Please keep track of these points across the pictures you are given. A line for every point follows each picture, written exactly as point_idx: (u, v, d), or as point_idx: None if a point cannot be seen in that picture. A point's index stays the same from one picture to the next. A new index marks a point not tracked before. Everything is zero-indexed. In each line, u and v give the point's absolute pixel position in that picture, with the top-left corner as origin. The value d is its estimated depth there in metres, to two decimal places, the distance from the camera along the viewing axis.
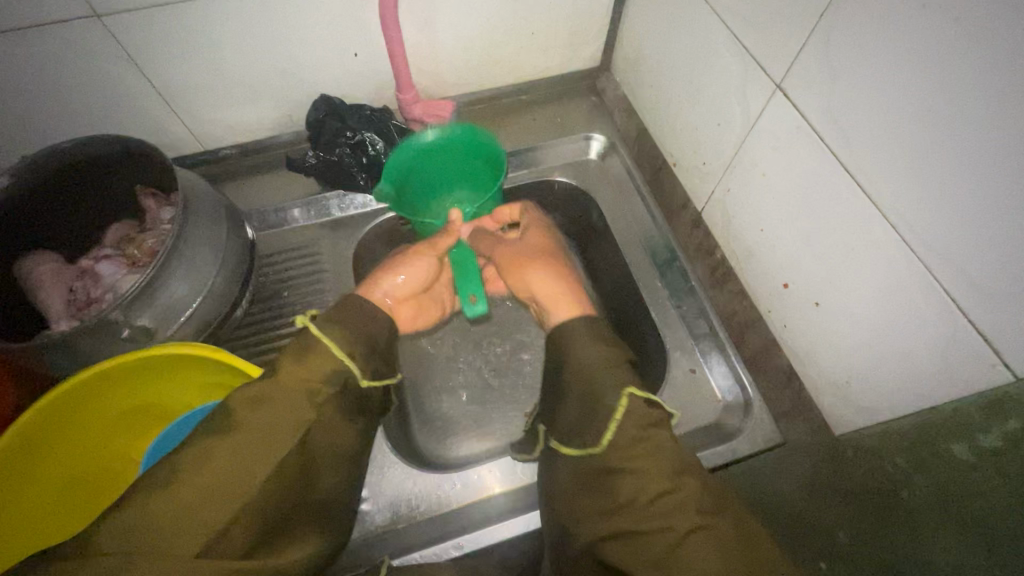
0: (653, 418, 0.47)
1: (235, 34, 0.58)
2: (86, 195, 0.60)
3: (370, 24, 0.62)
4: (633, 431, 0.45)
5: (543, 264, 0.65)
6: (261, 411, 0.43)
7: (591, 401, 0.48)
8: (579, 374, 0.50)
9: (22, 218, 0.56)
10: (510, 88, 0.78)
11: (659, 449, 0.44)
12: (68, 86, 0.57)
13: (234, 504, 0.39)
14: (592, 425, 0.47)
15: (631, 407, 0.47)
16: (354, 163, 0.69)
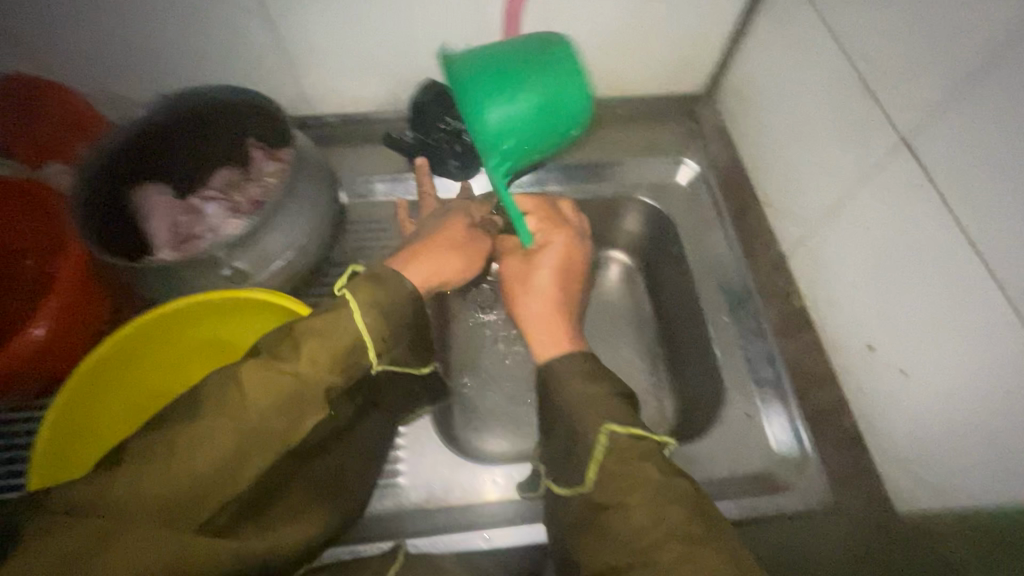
0: (638, 451, 0.46)
1: (364, 10, 0.61)
2: (205, 138, 0.64)
3: (491, 18, 0.64)
4: (615, 468, 0.45)
5: (539, 298, 0.60)
6: (264, 394, 0.39)
7: (575, 444, 0.49)
8: (569, 413, 0.50)
9: (149, 151, 0.61)
10: (608, 100, 0.78)
11: (640, 481, 0.44)
12: (206, 37, 0.61)
13: (227, 487, 0.38)
14: (581, 467, 0.47)
15: (611, 443, 0.46)
16: (447, 150, 0.71)
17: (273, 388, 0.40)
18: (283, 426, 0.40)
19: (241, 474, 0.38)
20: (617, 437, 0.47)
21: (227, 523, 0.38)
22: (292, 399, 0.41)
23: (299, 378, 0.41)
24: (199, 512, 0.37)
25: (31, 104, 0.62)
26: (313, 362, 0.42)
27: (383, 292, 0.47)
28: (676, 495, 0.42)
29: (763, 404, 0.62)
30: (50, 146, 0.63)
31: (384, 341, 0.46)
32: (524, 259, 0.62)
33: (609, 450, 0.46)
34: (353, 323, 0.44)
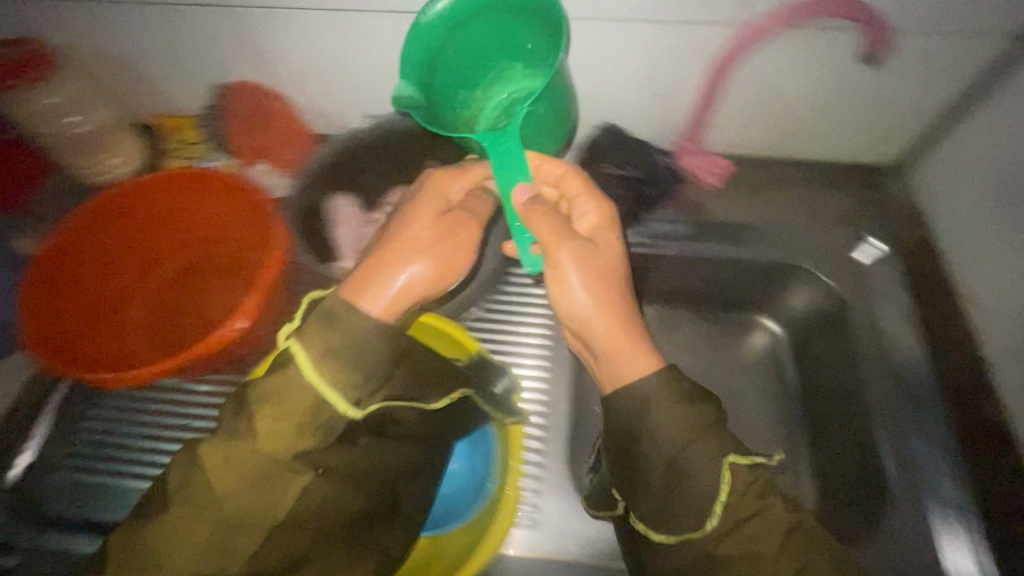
0: (756, 485, 0.44)
1: (565, 54, 0.62)
2: (394, 161, 0.69)
3: (687, 72, 0.62)
4: (742, 508, 0.43)
5: (586, 262, 0.52)
6: (234, 473, 0.41)
7: (675, 479, 0.44)
8: (664, 450, 0.45)
9: (348, 167, 0.66)
10: (784, 160, 0.74)
11: (767, 521, 0.43)
12: None
13: (226, 554, 0.41)
14: (689, 509, 0.44)
15: (732, 475, 0.44)
16: (625, 199, 0.70)
17: (232, 466, 0.41)
18: (265, 496, 0.42)
19: (247, 539, 0.42)
20: (738, 469, 0.44)
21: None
22: (261, 471, 0.42)
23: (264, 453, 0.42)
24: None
25: (252, 107, 0.69)
26: (272, 436, 0.42)
27: (335, 335, 0.43)
28: (802, 534, 0.43)
29: (943, 525, 0.56)
30: (260, 146, 0.70)
31: (350, 387, 0.43)
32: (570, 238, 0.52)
33: (734, 485, 0.43)
34: (310, 383, 0.42)
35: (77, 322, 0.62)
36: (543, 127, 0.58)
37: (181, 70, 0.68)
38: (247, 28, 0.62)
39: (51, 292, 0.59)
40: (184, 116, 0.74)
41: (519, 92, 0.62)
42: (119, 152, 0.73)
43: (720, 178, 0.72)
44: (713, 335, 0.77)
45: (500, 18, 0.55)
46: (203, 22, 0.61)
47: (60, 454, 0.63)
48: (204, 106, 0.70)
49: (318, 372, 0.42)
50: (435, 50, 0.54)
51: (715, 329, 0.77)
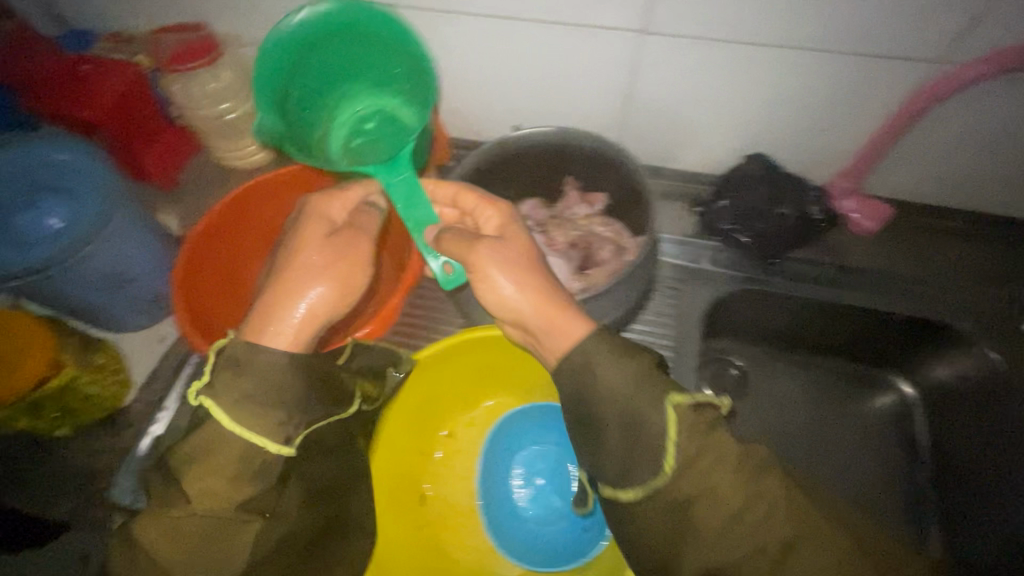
0: (704, 419, 0.40)
1: (736, 80, 0.58)
2: (531, 175, 0.65)
3: (868, 109, 0.58)
4: (690, 446, 0.39)
5: (502, 256, 0.47)
6: (175, 545, 0.38)
7: (631, 432, 0.41)
8: (612, 403, 0.41)
9: (485, 177, 0.62)
10: (944, 212, 0.68)
11: (718, 455, 0.39)
12: (559, 80, 0.62)
13: None
14: (645, 458, 0.40)
15: (679, 417, 0.39)
16: (773, 239, 0.66)
17: (181, 535, 0.38)
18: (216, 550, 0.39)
19: None
20: (681, 409, 0.40)
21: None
22: (208, 530, 0.39)
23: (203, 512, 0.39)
24: None
25: None
26: (205, 494, 0.39)
27: (251, 380, 0.40)
28: (760, 469, 0.39)
29: None
30: None
31: (257, 419, 0.40)
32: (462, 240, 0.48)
33: (682, 426, 0.39)
34: (230, 432, 0.39)
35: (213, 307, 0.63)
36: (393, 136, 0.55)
37: None
38: None
39: (196, 274, 0.61)
40: None
41: (385, 109, 0.57)
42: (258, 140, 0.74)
43: (881, 225, 0.67)
44: (832, 388, 0.71)
45: (349, 39, 0.52)
46: None
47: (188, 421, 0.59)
48: None
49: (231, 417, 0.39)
50: (285, 74, 0.51)
51: (835, 382, 0.72)
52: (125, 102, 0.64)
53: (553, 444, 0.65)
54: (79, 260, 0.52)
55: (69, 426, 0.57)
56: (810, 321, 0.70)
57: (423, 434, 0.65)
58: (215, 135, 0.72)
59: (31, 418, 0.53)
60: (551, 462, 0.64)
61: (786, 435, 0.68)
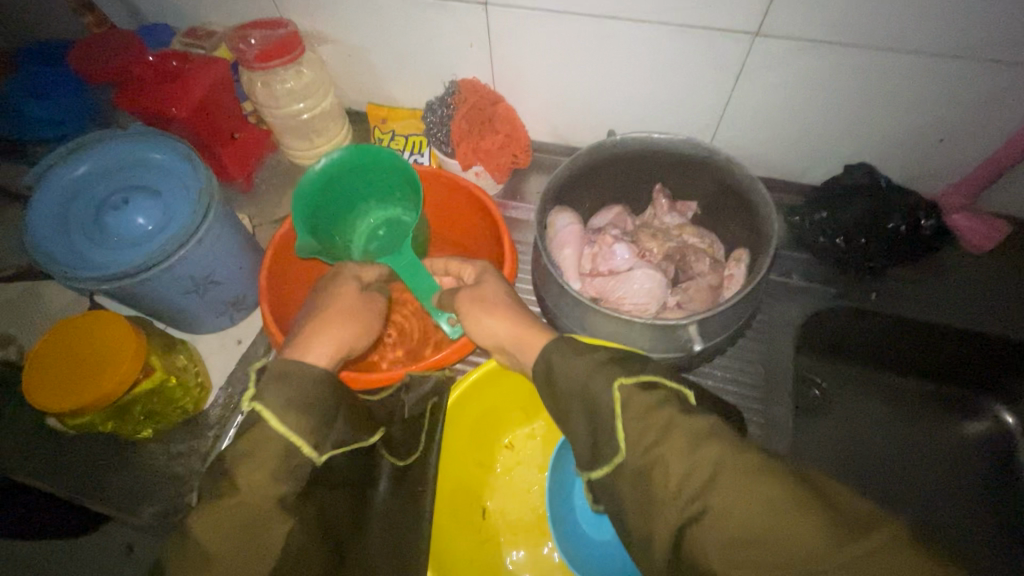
0: (656, 396, 0.35)
1: (853, 85, 0.55)
2: (626, 179, 0.63)
3: (995, 122, 0.54)
4: (636, 422, 0.35)
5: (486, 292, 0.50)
6: (221, 543, 0.32)
7: (596, 423, 0.37)
8: (575, 394, 0.39)
9: (578, 181, 0.60)
10: None
11: (667, 423, 0.34)
12: (659, 80, 0.60)
13: None
14: (608, 441, 0.36)
15: (624, 399, 0.36)
16: (876, 252, 0.63)
17: (229, 531, 0.33)
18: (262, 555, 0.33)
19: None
20: (627, 391, 0.36)
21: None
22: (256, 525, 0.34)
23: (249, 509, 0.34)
24: None
25: (480, 109, 0.65)
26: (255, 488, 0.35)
27: (294, 388, 0.38)
28: (714, 432, 0.32)
29: None
30: (479, 150, 0.65)
31: (302, 417, 0.37)
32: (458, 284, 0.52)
33: (624, 405, 0.36)
34: (278, 428, 0.36)
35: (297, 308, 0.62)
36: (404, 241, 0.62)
37: (411, 64, 0.66)
38: (500, 30, 0.59)
39: (282, 273, 0.59)
40: (398, 108, 0.73)
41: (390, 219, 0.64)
42: (331, 140, 0.73)
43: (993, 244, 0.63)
44: (923, 411, 0.66)
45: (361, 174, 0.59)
46: (460, 18, 0.59)
47: None
48: (432, 108, 0.66)
49: (281, 414, 0.36)
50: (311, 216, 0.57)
51: (925, 405, 0.67)
52: (211, 98, 0.64)
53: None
54: (168, 266, 0.51)
55: (151, 430, 0.57)
56: (907, 340, 0.66)
57: (485, 445, 0.64)
58: (291, 133, 0.71)
59: (117, 421, 0.53)
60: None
61: (869, 459, 0.64)
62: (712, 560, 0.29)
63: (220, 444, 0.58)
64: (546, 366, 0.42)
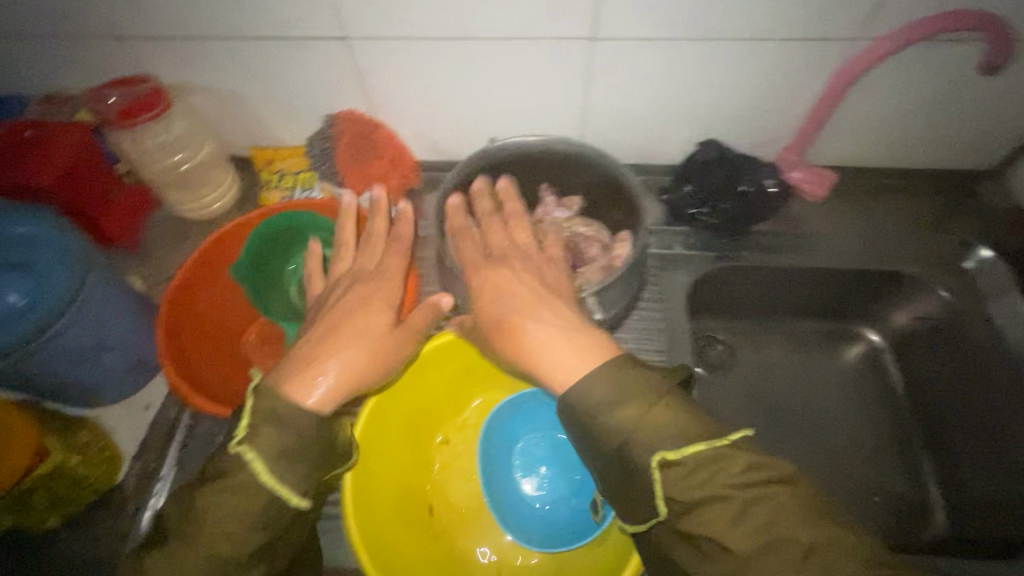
0: (707, 469, 0.40)
1: (681, 73, 0.62)
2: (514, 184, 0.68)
3: (802, 88, 0.63)
4: (692, 497, 0.39)
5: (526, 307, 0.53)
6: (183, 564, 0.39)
7: (628, 468, 0.43)
8: (612, 440, 0.43)
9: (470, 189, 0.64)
10: (882, 170, 0.74)
11: (723, 503, 0.39)
12: (520, 90, 0.65)
13: None
14: (643, 498, 0.42)
15: (680, 471, 0.40)
16: (735, 214, 0.70)
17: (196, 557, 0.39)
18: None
19: None
20: (671, 463, 0.40)
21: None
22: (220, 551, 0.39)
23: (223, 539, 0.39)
24: None
25: (362, 137, 0.68)
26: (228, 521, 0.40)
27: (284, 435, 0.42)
28: (765, 517, 0.38)
29: None
30: (370, 175, 0.70)
31: (285, 466, 0.41)
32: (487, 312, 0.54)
33: (680, 476, 0.40)
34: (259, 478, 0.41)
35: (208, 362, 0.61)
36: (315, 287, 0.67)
37: (285, 104, 0.68)
38: (362, 60, 0.62)
39: (179, 330, 0.58)
40: (282, 147, 0.73)
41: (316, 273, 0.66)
42: (216, 187, 0.73)
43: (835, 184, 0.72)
44: (807, 346, 0.78)
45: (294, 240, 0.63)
46: (322, 55, 0.61)
47: None
48: (311, 142, 0.69)
49: (266, 463, 0.41)
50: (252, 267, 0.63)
51: (809, 341, 0.78)
52: (78, 164, 0.62)
53: (547, 429, 0.67)
54: (48, 339, 0.50)
55: (58, 516, 0.54)
56: (779, 292, 0.75)
57: (421, 449, 0.66)
58: (175, 187, 0.70)
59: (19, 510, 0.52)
60: (549, 446, 0.66)
61: (764, 394, 0.75)
62: None
63: (145, 516, 0.55)
64: (585, 411, 0.45)
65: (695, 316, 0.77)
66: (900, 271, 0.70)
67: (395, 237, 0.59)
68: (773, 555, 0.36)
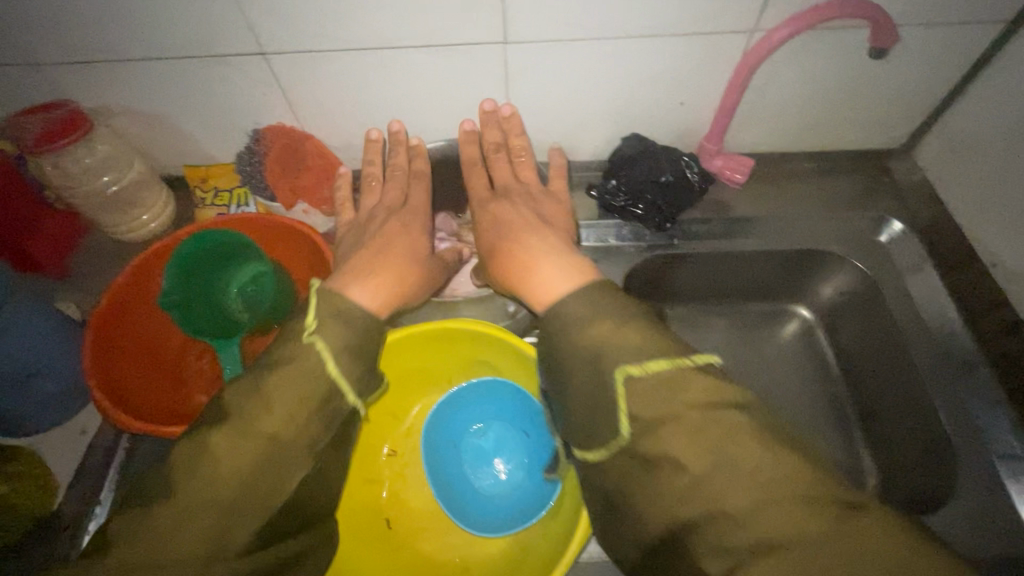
0: (668, 385, 0.43)
1: (595, 71, 0.64)
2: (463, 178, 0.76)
3: (711, 79, 0.66)
4: (650, 413, 0.42)
5: (522, 241, 0.62)
6: (234, 459, 0.42)
7: (595, 391, 0.46)
8: (580, 362, 0.47)
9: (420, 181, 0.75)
10: (799, 153, 0.78)
11: (676, 419, 0.41)
12: (441, 94, 0.66)
13: (202, 537, 0.41)
14: (608, 417, 0.45)
15: (636, 387, 0.43)
16: (659, 203, 0.73)
17: (245, 450, 0.43)
18: (261, 477, 0.43)
19: (232, 524, 0.42)
20: (633, 377, 0.44)
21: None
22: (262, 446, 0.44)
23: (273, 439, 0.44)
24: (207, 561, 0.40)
25: (292, 150, 0.70)
26: (284, 417, 0.45)
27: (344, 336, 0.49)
28: (720, 436, 0.40)
29: (1012, 480, 0.58)
30: (300, 187, 0.72)
31: (348, 365, 0.49)
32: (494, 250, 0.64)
33: (635, 391, 0.43)
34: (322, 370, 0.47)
35: (147, 381, 0.62)
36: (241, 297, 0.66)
37: (211, 121, 0.68)
38: (283, 76, 0.63)
39: (112, 351, 0.59)
40: (215, 164, 0.74)
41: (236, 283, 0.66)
42: (150, 208, 0.73)
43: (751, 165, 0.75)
44: (745, 326, 0.81)
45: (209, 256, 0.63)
46: (240, 71, 0.62)
47: None
48: (240, 158, 0.69)
49: (334, 357, 0.48)
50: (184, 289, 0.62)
51: (746, 321, 0.81)
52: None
53: (492, 422, 0.68)
54: None
55: None
56: (710, 279, 0.78)
57: (369, 462, 0.65)
58: (105, 210, 0.70)
59: None
60: (496, 439, 0.67)
61: None
62: (711, 540, 0.37)
63: (83, 539, 0.56)
64: (557, 329, 0.50)
65: (637, 303, 0.79)
66: (820, 251, 0.73)
67: (412, 172, 0.72)
68: (725, 473, 0.39)
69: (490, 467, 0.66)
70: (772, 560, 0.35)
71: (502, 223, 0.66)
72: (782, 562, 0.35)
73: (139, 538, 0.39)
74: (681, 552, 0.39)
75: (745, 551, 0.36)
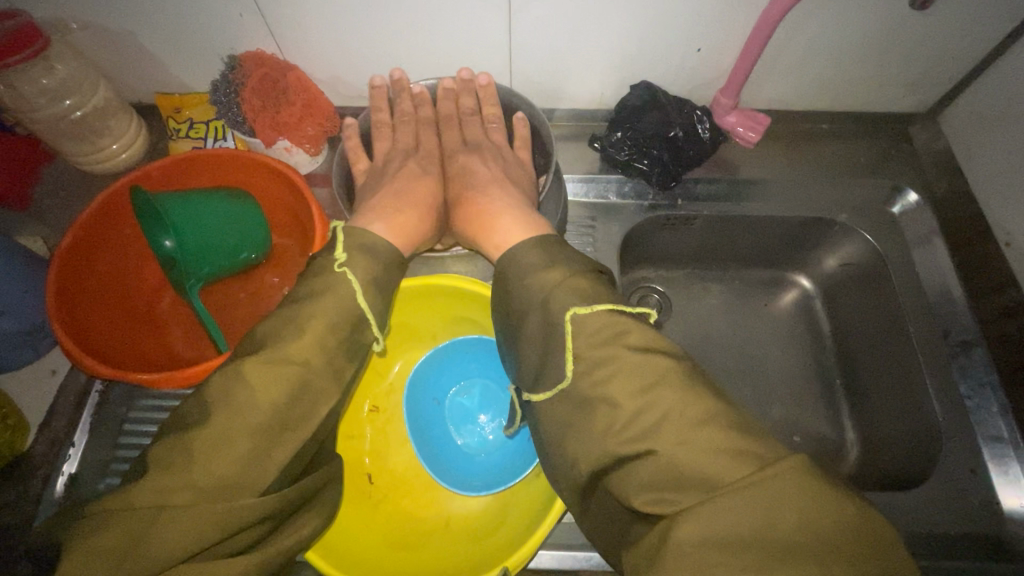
0: (610, 327, 0.44)
1: (605, 10, 0.57)
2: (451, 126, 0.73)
3: (734, 25, 0.59)
4: (591, 350, 0.44)
5: (500, 196, 0.64)
6: (268, 386, 0.41)
7: (547, 334, 0.47)
8: (536, 307, 0.48)
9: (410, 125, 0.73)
10: (816, 113, 0.73)
11: (616, 358, 0.43)
12: (436, 28, 0.60)
13: (238, 465, 0.39)
14: (558, 356, 0.45)
15: (581, 327, 0.45)
16: (665, 160, 0.69)
17: (279, 379, 0.41)
18: (296, 404, 0.42)
19: (274, 451, 0.41)
20: (581, 319, 0.45)
21: (255, 534, 0.40)
22: (294, 374, 0.42)
23: (307, 366, 0.43)
24: (245, 490, 0.40)
25: (271, 82, 0.63)
26: (320, 343, 0.44)
27: (368, 270, 0.49)
28: (655, 374, 0.41)
29: (994, 459, 0.59)
30: (282, 123, 0.64)
31: (375, 299, 0.49)
32: (478, 199, 0.65)
33: (579, 332, 0.45)
34: (351, 298, 0.46)
35: (113, 324, 0.60)
36: (213, 250, 0.59)
37: (181, 45, 0.62)
38: None
39: (81, 291, 0.57)
40: (189, 93, 0.69)
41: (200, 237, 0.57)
42: (119, 138, 0.68)
43: (767, 125, 0.71)
44: (742, 293, 0.79)
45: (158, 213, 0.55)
46: None
47: (105, 458, 0.57)
48: (214, 85, 0.63)
49: (365, 286, 0.48)
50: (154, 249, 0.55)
51: (744, 288, 0.79)
52: None
53: (477, 379, 0.67)
54: None
55: None
56: (712, 244, 0.75)
57: (350, 420, 0.65)
58: (68, 137, 0.65)
59: None
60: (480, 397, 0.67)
61: (699, 342, 0.75)
62: (643, 471, 0.40)
63: (61, 480, 0.56)
64: (514, 272, 0.50)
65: (633, 266, 0.77)
66: (830, 220, 0.70)
67: (425, 121, 0.73)
68: (654, 408, 0.40)
69: (477, 423, 0.66)
70: (703, 494, 0.37)
71: (487, 182, 0.66)
72: (711, 495, 0.36)
73: (176, 459, 0.38)
74: (619, 489, 0.41)
75: (674, 485, 0.38)
